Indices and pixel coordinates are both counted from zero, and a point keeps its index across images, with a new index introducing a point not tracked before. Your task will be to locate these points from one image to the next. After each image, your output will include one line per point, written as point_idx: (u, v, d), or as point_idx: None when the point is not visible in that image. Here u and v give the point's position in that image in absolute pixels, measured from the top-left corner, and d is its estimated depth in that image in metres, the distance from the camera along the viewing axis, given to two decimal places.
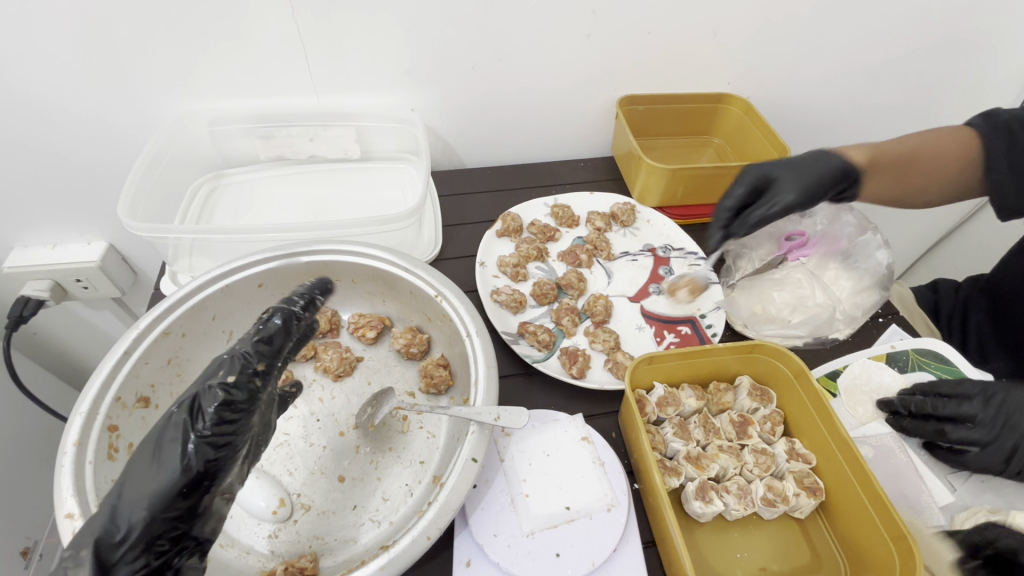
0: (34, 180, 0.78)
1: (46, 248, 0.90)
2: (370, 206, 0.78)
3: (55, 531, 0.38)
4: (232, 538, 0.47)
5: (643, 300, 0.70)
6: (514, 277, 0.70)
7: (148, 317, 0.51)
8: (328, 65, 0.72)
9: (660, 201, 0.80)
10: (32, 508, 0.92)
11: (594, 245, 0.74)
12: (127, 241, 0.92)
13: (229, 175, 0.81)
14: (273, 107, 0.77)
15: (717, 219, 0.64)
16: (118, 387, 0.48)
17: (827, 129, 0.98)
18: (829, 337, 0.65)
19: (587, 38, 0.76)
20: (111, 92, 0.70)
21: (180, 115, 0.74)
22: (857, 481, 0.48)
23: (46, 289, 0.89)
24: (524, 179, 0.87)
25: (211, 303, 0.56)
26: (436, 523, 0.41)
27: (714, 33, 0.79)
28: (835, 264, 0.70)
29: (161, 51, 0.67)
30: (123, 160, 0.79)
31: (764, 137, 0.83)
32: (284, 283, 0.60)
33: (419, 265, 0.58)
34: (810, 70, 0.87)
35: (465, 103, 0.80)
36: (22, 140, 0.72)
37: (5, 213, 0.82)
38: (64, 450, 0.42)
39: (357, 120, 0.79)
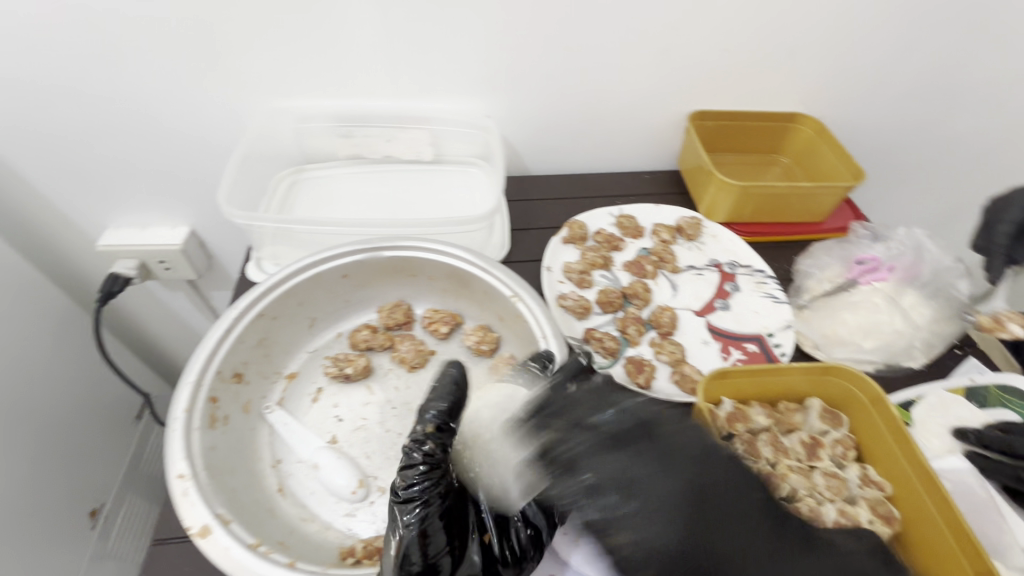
0: (136, 165, 0.85)
1: (135, 229, 0.96)
2: (441, 207, 0.81)
3: (168, 489, 0.42)
4: (314, 513, 0.50)
5: (709, 315, 0.70)
6: (580, 284, 0.71)
7: (248, 299, 0.55)
8: (411, 71, 0.76)
9: (727, 217, 0.80)
10: (100, 472, 0.99)
11: (660, 257, 0.75)
12: (207, 228, 0.97)
13: (309, 170, 0.85)
14: (356, 108, 0.80)
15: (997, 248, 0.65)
16: (219, 362, 0.52)
17: (904, 155, 0.95)
18: (904, 365, 0.64)
19: (663, 54, 0.77)
20: (213, 86, 0.76)
21: (271, 112, 0.79)
22: (939, 514, 0.47)
23: (134, 268, 0.96)
24: (589, 189, 0.88)
25: (299, 290, 0.59)
26: None
27: (792, 53, 0.79)
28: (915, 291, 0.66)
29: (263, 52, 0.72)
30: (216, 152, 0.85)
31: (839, 159, 0.81)
32: (366, 276, 0.63)
33: (496, 266, 0.60)
34: (890, 92, 0.85)
35: (536, 112, 0.82)
36: (132, 127, 0.80)
37: (106, 194, 0.89)
38: (176, 415, 0.46)
39: (433, 124, 0.83)
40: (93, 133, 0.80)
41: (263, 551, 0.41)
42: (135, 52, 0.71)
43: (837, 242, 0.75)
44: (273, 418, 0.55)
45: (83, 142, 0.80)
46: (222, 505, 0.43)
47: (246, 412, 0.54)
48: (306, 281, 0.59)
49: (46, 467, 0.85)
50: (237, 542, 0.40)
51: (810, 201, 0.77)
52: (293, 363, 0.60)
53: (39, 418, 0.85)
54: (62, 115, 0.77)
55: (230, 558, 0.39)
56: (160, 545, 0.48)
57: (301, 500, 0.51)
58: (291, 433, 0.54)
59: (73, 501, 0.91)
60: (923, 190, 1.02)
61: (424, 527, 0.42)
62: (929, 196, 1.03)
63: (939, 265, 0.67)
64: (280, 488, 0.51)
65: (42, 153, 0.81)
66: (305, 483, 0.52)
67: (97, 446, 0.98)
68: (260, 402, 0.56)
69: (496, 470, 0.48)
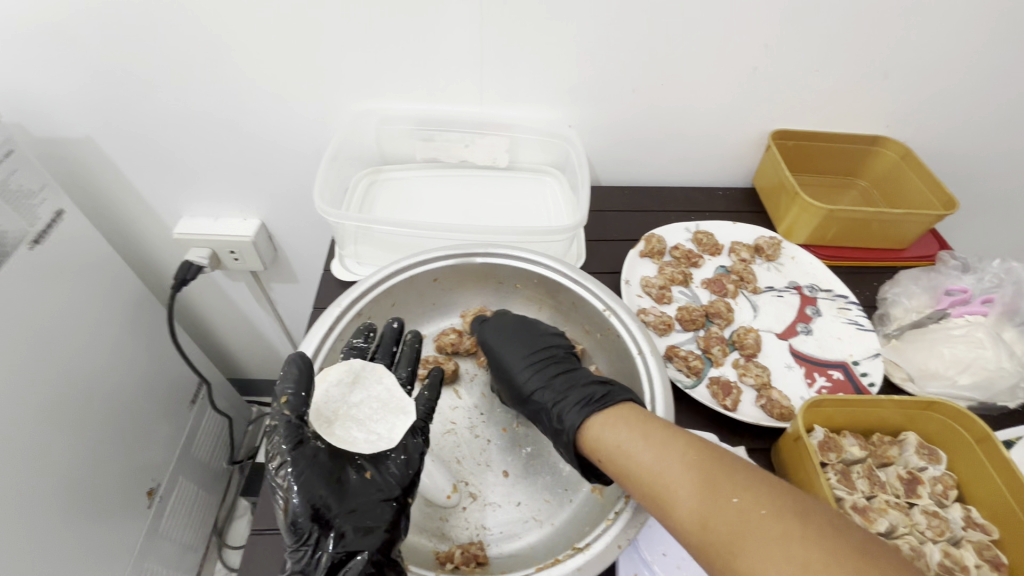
0: (220, 156, 0.88)
1: (209, 219, 0.99)
2: (516, 214, 0.81)
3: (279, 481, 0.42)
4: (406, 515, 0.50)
5: (791, 338, 0.69)
6: (659, 299, 0.71)
7: (348, 298, 0.56)
8: (498, 78, 0.77)
9: (808, 239, 0.78)
10: (160, 453, 1.01)
11: (741, 275, 0.74)
12: (276, 221, 1.00)
13: (387, 171, 0.86)
14: (437, 112, 0.81)
15: None
16: (321, 361, 0.52)
17: (988, 185, 0.91)
18: (1002, 405, 0.62)
19: (752, 71, 0.76)
20: (304, 86, 0.78)
21: (357, 112, 0.81)
22: None
23: (206, 256, 0.99)
24: (662, 203, 0.88)
25: (394, 291, 0.60)
26: (626, 533, 0.43)
27: (884, 76, 0.77)
28: (1013, 326, 0.66)
29: (358, 54, 0.74)
30: (298, 149, 0.87)
31: (926, 186, 0.79)
32: (455, 280, 0.63)
33: (588, 278, 0.59)
34: (982, 120, 0.82)
35: (616, 123, 0.82)
36: (223, 122, 0.82)
37: (187, 182, 0.92)
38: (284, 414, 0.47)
39: (512, 131, 0.83)
40: (186, 125, 0.83)
41: None
42: (235, 51, 0.73)
43: (923, 270, 0.73)
44: None
45: (175, 134, 0.84)
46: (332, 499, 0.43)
47: None
48: (401, 282, 0.60)
49: (111, 446, 0.88)
50: None
51: (896, 227, 0.75)
52: None
53: (110, 397, 0.88)
54: (160, 107, 0.80)
55: None
56: (260, 535, 0.48)
57: None
58: None
59: (134, 480, 0.94)
60: (1004, 221, 0.98)
61: (316, 482, 0.43)
62: (1010, 228, 1.00)
63: None
64: None
65: (136, 142, 0.84)
66: None
67: (159, 428, 1.01)
68: None
69: (388, 421, 0.49)
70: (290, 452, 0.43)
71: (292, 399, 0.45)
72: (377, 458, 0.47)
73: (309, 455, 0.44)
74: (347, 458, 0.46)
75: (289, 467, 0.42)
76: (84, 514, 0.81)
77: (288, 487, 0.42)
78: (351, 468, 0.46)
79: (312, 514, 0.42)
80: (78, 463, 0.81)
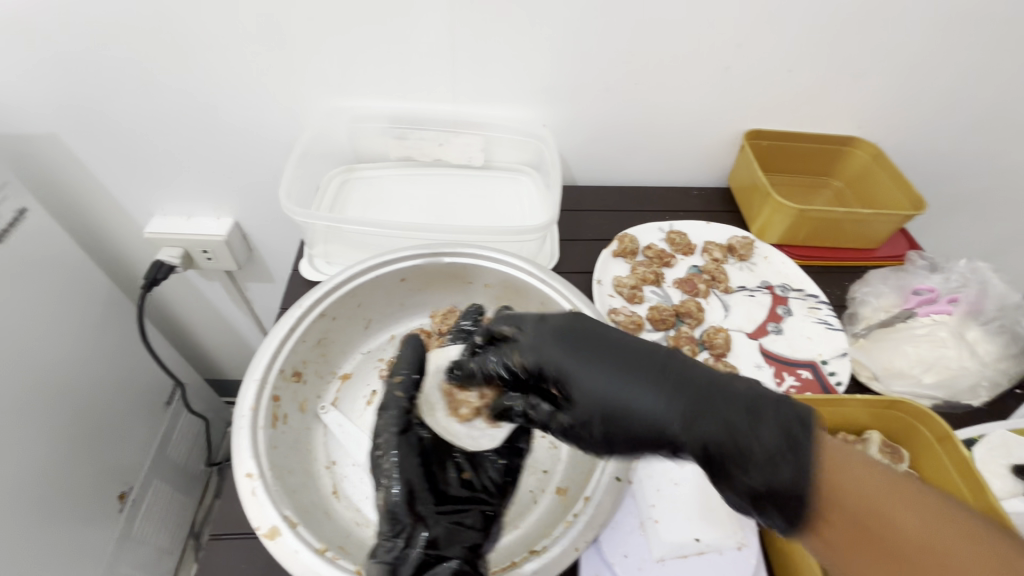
0: (191, 154, 0.86)
1: (182, 218, 0.97)
2: (490, 214, 0.81)
3: (237, 487, 0.42)
4: (369, 519, 0.50)
5: (762, 337, 0.69)
6: (630, 298, 0.71)
7: (311, 298, 0.54)
8: (471, 75, 0.76)
9: (780, 239, 0.79)
10: (132, 454, 0.99)
11: (712, 275, 0.74)
12: (251, 219, 0.98)
13: (360, 170, 0.85)
14: (411, 110, 0.80)
15: None
16: (282, 360, 0.52)
17: (958, 185, 0.92)
18: (964, 403, 0.63)
19: (725, 70, 0.76)
20: (275, 83, 0.76)
21: (329, 110, 0.80)
22: None
23: (178, 256, 0.97)
24: (637, 202, 0.88)
25: (360, 291, 0.59)
26: (584, 536, 0.45)
27: (856, 76, 0.77)
28: (978, 326, 0.64)
29: (329, 50, 0.73)
30: (271, 147, 0.86)
31: (896, 186, 0.80)
32: (423, 279, 0.63)
33: (555, 277, 0.60)
34: (951, 121, 0.83)
35: (592, 122, 0.82)
36: (193, 120, 0.81)
37: (158, 180, 0.90)
38: (243, 413, 0.47)
39: (487, 130, 0.83)
40: (155, 122, 0.81)
41: (330, 556, 0.40)
42: (203, 46, 0.72)
43: (892, 270, 0.73)
44: (328, 419, 0.55)
45: (144, 131, 0.82)
46: (289, 507, 0.42)
47: (302, 410, 0.54)
48: (367, 283, 0.59)
49: (78, 450, 0.86)
50: (305, 546, 0.40)
51: (865, 228, 0.75)
52: (347, 363, 0.60)
53: (78, 398, 0.86)
54: (128, 103, 0.78)
55: (298, 561, 0.39)
56: (216, 540, 0.47)
57: (355, 504, 0.51)
58: (346, 435, 0.55)
59: (104, 485, 0.91)
60: (977, 221, 0.99)
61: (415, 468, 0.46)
62: (983, 228, 1.01)
63: (1005, 300, 0.65)
64: (335, 490, 0.51)
65: (103, 139, 0.83)
66: (360, 487, 0.52)
67: (131, 430, 0.99)
68: (314, 402, 0.56)
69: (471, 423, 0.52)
70: (400, 437, 0.46)
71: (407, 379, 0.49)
72: (474, 461, 0.50)
73: (415, 443, 0.48)
74: (446, 457, 0.50)
75: (396, 449, 0.45)
76: (49, 519, 0.80)
77: (394, 467, 0.44)
78: (450, 467, 0.49)
79: (409, 500, 0.44)
80: (42, 466, 0.78)
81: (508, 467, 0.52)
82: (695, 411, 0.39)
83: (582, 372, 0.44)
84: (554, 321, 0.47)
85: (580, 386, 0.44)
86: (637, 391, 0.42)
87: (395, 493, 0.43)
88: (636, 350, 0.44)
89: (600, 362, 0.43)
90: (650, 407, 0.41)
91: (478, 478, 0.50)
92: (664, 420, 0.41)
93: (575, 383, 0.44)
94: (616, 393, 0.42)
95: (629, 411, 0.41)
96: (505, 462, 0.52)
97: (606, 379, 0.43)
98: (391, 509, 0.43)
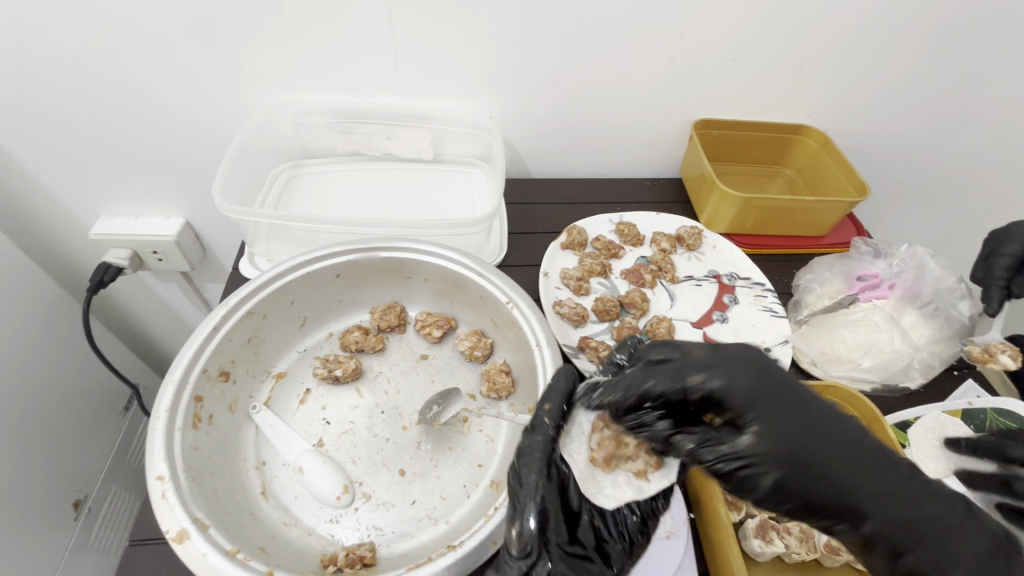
0: (131, 158, 0.81)
1: (130, 219, 0.92)
2: (439, 208, 0.80)
3: (147, 489, 0.41)
4: (295, 518, 0.49)
5: (706, 326, 0.70)
6: (576, 290, 0.71)
7: (238, 296, 0.54)
8: (415, 67, 0.74)
9: (728, 228, 0.79)
10: (88, 463, 0.94)
11: (659, 266, 0.75)
12: (204, 220, 0.93)
13: (308, 166, 0.83)
14: (356, 104, 0.78)
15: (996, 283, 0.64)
16: (205, 360, 0.51)
17: (905, 173, 0.94)
18: (903, 385, 0.63)
19: (671, 60, 0.75)
20: (213, 78, 0.72)
21: (271, 108, 0.77)
22: None
23: (127, 257, 0.93)
24: (589, 194, 0.87)
25: (292, 288, 0.58)
26: (502, 529, 0.42)
27: (800, 65, 0.77)
28: (914, 309, 0.68)
29: (265, 46, 0.69)
30: (214, 143, 0.81)
31: (842, 173, 0.80)
32: (360, 275, 0.62)
33: (491, 270, 0.59)
34: (898, 109, 0.84)
35: (540, 114, 0.81)
36: (130, 116, 0.75)
37: (97, 181, 0.85)
38: (157, 415, 0.45)
39: (435, 123, 0.81)
40: (88, 121, 0.75)
41: (240, 558, 0.40)
42: (133, 37, 0.67)
43: (837, 257, 0.74)
44: (260, 419, 0.55)
45: (78, 131, 0.76)
46: (201, 509, 0.42)
47: (231, 411, 0.54)
48: (298, 280, 0.58)
49: (33, 462, 0.81)
50: (214, 549, 0.39)
51: (810, 215, 0.76)
52: (282, 362, 0.60)
53: (33, 409, 0.82)
54: (57, 100, 0.72)
55: (206, 564, 0.38)
56: (139, 545, 0.46)
57: (284, 504, 0.50)
58: (276, 434, 0.53)
59: (62, 495, 0.87)
60: (925, 208, 1.01)
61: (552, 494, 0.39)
62: (930, 214, 1.03)
63: (940, 285, 0.69)
64: (263, 490, 0.51)
65: (40, 140, 0.77)
66: (289, 486, 0.51)
67: (90, 438, 0.95)
68: (246, 402, 0.56)
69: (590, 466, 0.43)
70: (545, 465, 0.39)
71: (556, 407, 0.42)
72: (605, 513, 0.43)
73: (562, 481, 0.40)
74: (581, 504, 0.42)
75: (541, 473, 0.38)
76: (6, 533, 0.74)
77: (532, 489, 0.38)
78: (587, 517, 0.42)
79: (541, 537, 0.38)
80: None
81: (642, 523, 0.44)
82: (810, 488, 0.39)
83: (769, 407, 0.40)
84: (735, 354, 0.42)
85: (758, 438, 0.39)
86: (788, 426, 0.39)
87: (528, 524, 0.37)
88: (825, 418, 0.40)
89: (800, 421, 0.40)
90: (829, 452, 0.39)
91: (610, 524, 0.43)
92: (758, 472, 0.39)
93: (762, 429, 0.39)
94: (801, 433, 0.39)
95: (781, 480, 0.39)
96: (650, 512, 0.45)
97: (819, 432, 0.40)
98: (522, 538, 0.37)
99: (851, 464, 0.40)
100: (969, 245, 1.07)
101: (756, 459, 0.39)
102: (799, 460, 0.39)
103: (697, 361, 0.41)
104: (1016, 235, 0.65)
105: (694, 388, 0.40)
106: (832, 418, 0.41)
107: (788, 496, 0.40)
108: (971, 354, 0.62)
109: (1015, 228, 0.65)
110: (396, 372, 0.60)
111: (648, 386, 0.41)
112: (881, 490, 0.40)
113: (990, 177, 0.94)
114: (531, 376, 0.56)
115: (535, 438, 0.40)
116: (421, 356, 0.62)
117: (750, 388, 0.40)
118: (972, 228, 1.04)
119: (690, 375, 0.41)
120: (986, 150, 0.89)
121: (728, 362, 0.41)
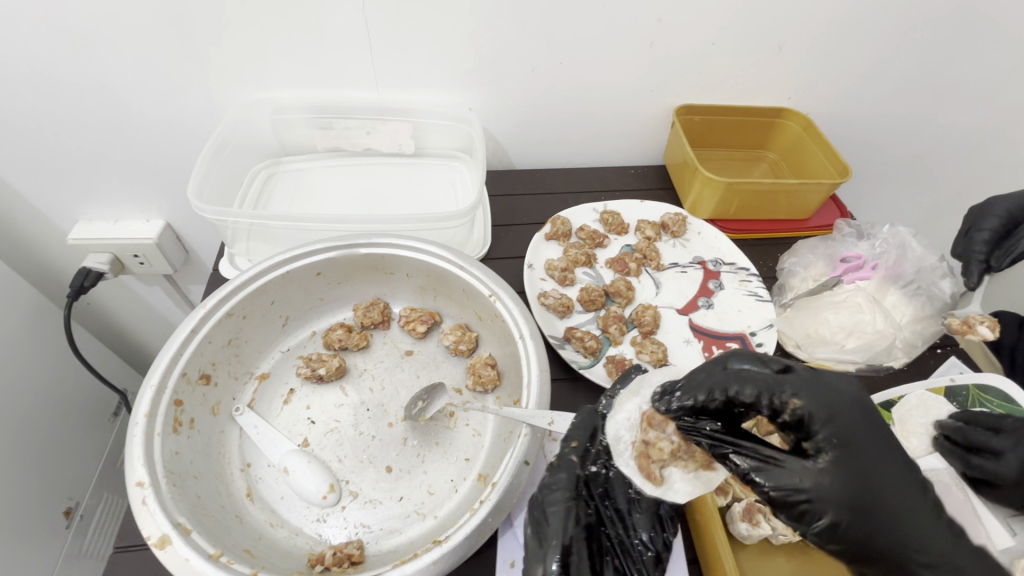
0: (104, 159, 0.80)
1: (108, 223, 0.90)
2: (422, 202, 0.79)
3: (127, 497, 0.41)
4: (282, 519, 0.49)
5: (692, 313, 0.70)
6: (562, 281, 0.71)
7: (215, 298, 0.53)
8: (391, 59, 0.72)
9: (712, 214, 0.79)
10: (79, 471, 0.93)
11: (644, 254, 0.74)
12: (184, 221, 0.92)
13: (287, 163, 0.82)
14: (333, 99, 0.77)
15: (976, 255, 0.64)
16: (184, 363, 0.50)
17: (886, 153, 0.94)
18: (885, 364, 0.64)
19: (650, 46, 0.74)
20: (183, 76, 0.70)
21: (246, 105, 0.75)
22: None
23: (107, 262, 0.91)
24: (573, 184, 0.87)
25: (272, 288, 0.57)
26: (488, 522, 0.42)
27: (780, 48, 0.77)
28: (896, 289, 0.69)
29: (236, 42, 0.68)
30: (190, 142, 0.79)
31: (824, 156, 0.80)
32: (341, 272, 0.61)
33: (473, 263, 0.58)
34: (876, 91, 0.84)
35: (520, 104, 0.80)
36: (102, 118, 0.74)
37: (71, 186, 0.83)
38: (136, 421, 0.45)
39: (415, 116, 0.80)
40: (60, 124, 0.73)
41: (223, 561, 0.40)
42: (99, 37, 0.65)
43: (820, 239, 0.74)
44: (243, 421, 0.54)
45: (49, 135, 0.74)
46: (182, 514, 0.42)
47: (214, 413, 0.53)
48: (277, 279, 0.57)
49: (22, 473, 0.80)
50: (197, 553, 0.39)
51: (794, 198, 0.76)
52: (266, 362, 0.60)
53: (20, 420, 0.81)
54: (25, 103, 0.70)
55: (188, 569, 0.38)
56: (123, 552, 0.46)
57: (270, 505, 0.50)
58: (260, 435, 0.53)
59: (52, 503, 0.86)
60: (908, 187, 1.02)
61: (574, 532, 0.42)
62: (913, 193, 1.03)
63: (922, 264, 0.69)
64: (249, 492, 0.50)
65: (6, 146, 0.75)
66: (275, 487, 0.51)
67: (79, 444, 0.94)
68: (229, 404, 0.55)
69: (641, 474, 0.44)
70: (563, 503, 0.43)
71: (585, 445, 0.44)
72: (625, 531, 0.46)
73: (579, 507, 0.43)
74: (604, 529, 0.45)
75: (562, 511, 0.42)
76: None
77: (551, 524, 0.42)
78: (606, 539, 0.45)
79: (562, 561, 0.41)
80: None
81: (656, 558, 0.47)
82: (860, 514, 0.38)
83: (857, 433, 0.40)
84: (839, 382, 0.42)
85: (829, 455, 0.39)
86: (866, 464, 0.39)
87: (550, 566, 0.40)
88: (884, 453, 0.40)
89: (874, 444, 0.40)
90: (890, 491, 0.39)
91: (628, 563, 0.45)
92: (821, 504, 0.38)
93: (841, 444, 0.39)
94: (871, 465, 0.39)
95: (837, 502, 0.38)
96: (663, 544, 0.47)
97: (886, 470, 0.40)
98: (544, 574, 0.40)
99: (905, 502, 0.39)
100: (951, 224, 1.08)
101: (820, 492, 0.38)
102: (862, 496, 0.38)
103: (797, 381, 0.41)
104: (993, 211, 0.66)
105: (783, 408, 0.40)
106: (896, 460, 0.41)
107: (841, 535, 0.39)
108: (951, 326, 0.61)
109: (992, 204, 0.67)
110: (382, 370, 0.60)
111: (736, 390, 0.40)
112: (923, 524, 0.39)
113: (970, 155, 0.94)
114: (516, 368, 0.56)
115: (559, 475, 0.44)
116: (406, 352, 0.62)
117: (849, 409, 0.40)
118: (955, 207, 1.05)
119: (782, 393, 0.40)
120: (968, 128, 0.90)
121: (823, 389, 0.41)
